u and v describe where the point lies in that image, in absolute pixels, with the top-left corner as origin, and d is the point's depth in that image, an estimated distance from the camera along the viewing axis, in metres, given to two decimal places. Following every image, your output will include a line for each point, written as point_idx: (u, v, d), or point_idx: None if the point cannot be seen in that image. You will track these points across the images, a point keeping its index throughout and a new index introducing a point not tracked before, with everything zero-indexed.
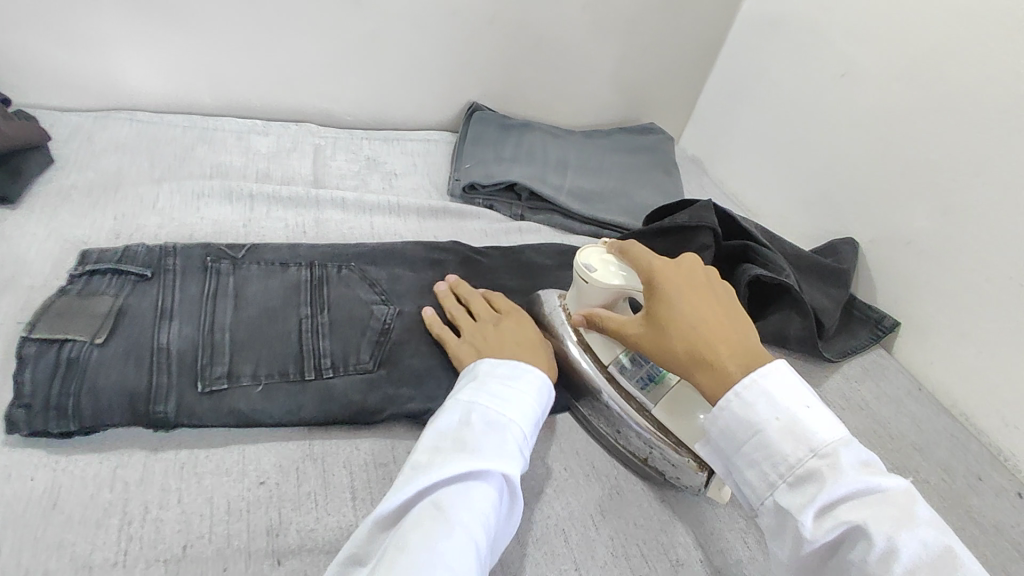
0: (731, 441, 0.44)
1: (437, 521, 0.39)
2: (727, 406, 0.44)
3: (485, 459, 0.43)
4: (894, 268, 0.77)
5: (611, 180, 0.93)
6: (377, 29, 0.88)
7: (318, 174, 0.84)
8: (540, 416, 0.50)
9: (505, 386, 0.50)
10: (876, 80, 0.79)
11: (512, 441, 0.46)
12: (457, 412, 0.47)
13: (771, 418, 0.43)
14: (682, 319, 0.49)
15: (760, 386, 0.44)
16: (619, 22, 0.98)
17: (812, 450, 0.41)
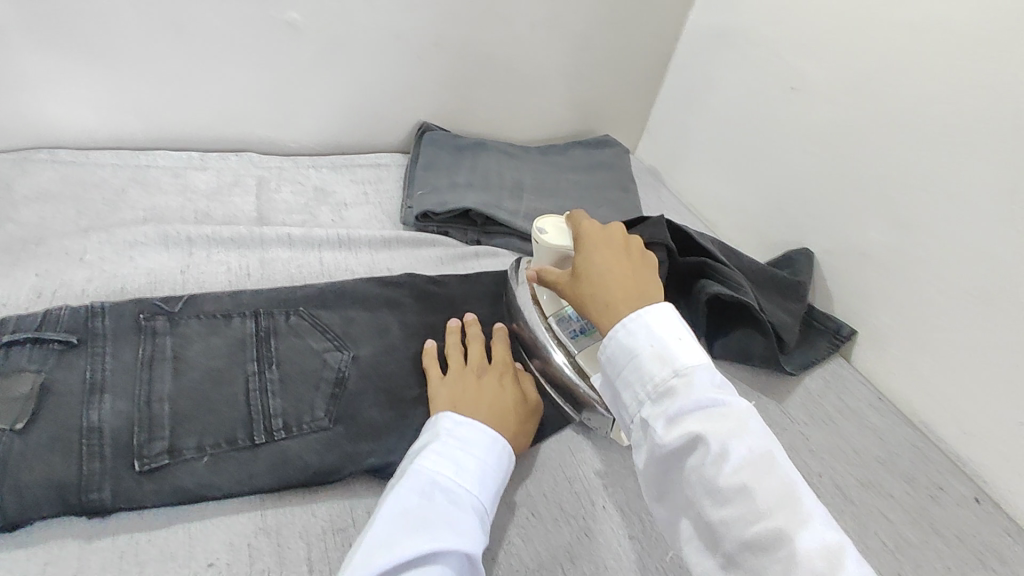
0: (612, 367, 0.48)
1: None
2: (613, 337, 0.48)
3: (449, 538, 0.44)
4: (848, 278, 0.78)
5: (567, 200, 0.92)
6: (319, 55, 0.85)
7: (262, 211, 0.81)
8: (498, 480, 0.51)
9: (463, 451, 0.51)
10: (822, 94, 0.80)
11: (473, 515, 0.47)
12: (415, 484, 0.47)
13: (646, 346, 0.47)
14: (592, 269, 0.54)
15: (641, 319, 0.48)
16: (568, 38, 0.97)
17: (675, 372, 0.45)
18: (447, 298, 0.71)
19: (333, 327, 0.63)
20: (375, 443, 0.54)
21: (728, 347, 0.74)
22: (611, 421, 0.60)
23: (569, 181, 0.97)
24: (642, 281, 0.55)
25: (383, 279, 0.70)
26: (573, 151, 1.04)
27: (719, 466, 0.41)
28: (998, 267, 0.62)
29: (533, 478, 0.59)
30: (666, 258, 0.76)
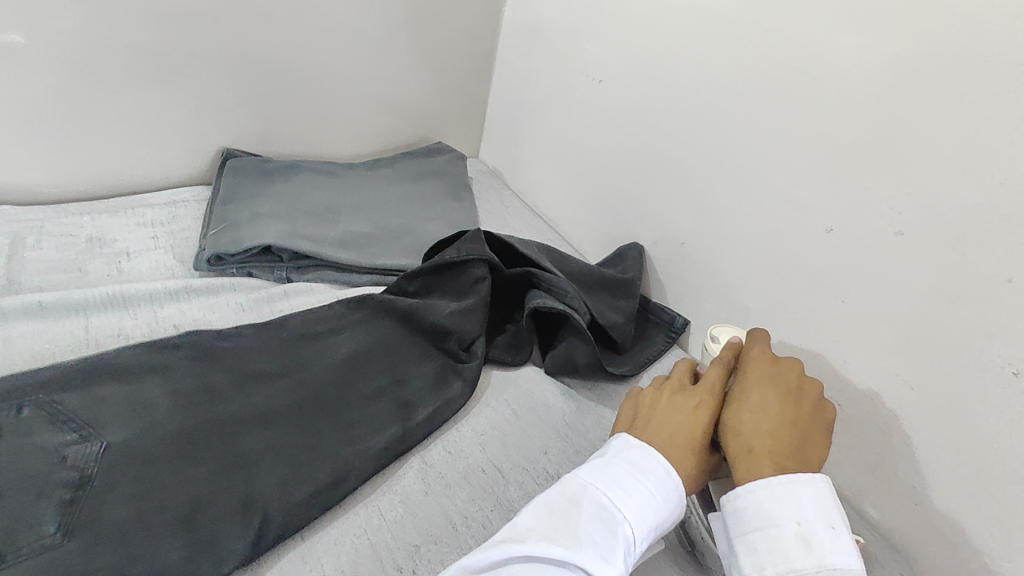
0: (741, 522, 0.44)
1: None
2: (754, 489, 0.44)
3: (583, 555, 0.40)
4: (676, 268, 0.78)
5: (395, 217, 0.86)
6: (70, 84, 0.73)
7: (13, 275, 0.68)
8: (667, 516, 0.45)
9: (629, 468, 0.46)
10: (625, 86, 0.79)
11: (622, 543, 0.42)
12: (574, 489, 0.44)
13: (791, 519, 0.43)
14: (747, 408, 0.50)
15: (790, 487, 0.44)
16: (374, 42, 0.91)
17: (820, 568, 0.41)
18: (240, 350, 0.62)
19: (80, 413, 0.52)
20: (118, 553, 0.44)
21: (552, 361, 0.69)
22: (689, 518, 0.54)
23: (398, 196, 0.91)
24: (801, 440, 0.48)
25: (156, 342, 0.60)
26: (403, 162, 0.98)
27: None
28: (792, 246, 0.63)
29: (335, 543, 0.50)
30: (489, 272, 0.71)
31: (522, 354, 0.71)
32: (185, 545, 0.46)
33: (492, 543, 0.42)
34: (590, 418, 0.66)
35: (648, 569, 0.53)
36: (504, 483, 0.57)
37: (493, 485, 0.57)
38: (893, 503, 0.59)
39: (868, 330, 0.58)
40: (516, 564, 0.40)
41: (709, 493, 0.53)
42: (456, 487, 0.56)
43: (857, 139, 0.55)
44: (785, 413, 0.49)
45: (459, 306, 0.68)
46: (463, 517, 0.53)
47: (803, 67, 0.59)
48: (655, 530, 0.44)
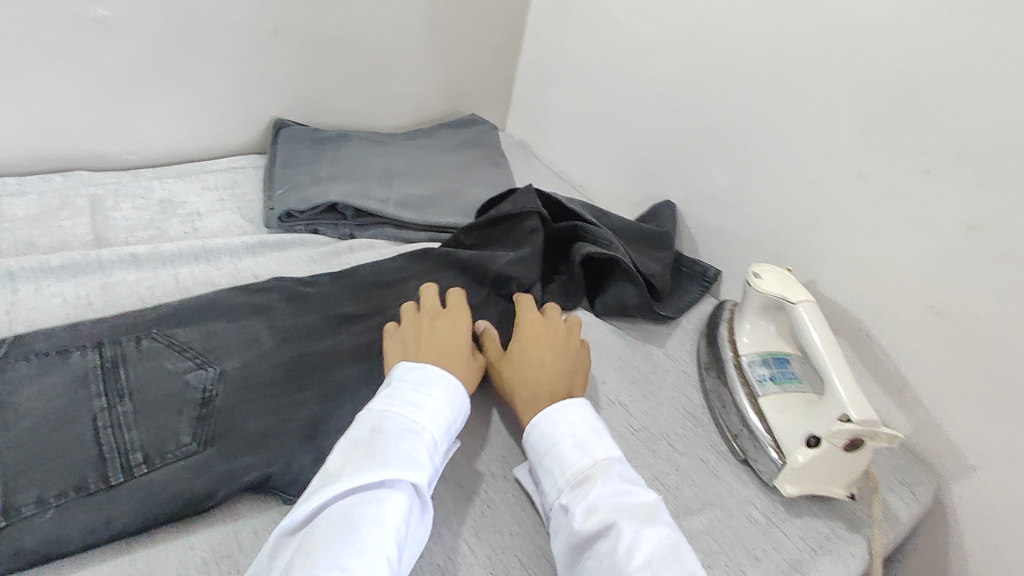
0: (535, 451, 0.52)
1: (350, 536, 0.41)
2: (538, 423, 0.53)
3: (392, 470, 0.45)
4: (708, 222, 0.84)
5: (441, 182, 0.92)
6: (142, 55, 0.78)
7: (99, 233, 0.73)
8: (453, 414, 0.53)
9: (412, 390, 0.51)
10: (661, 52, 0.84)
11: (423, 449, 0.48)
12: (369, 422, 0.49)
13: (566, 436, 0.52)
14: (524, 360, 0.59)
15: (564, 409, 0.53)
16: (416, 16, 0.95)
17: (594, 463, 0.50)
18: (320, 292, 0.67)
19: (194, 344, 0.57)
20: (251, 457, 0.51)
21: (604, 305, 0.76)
22: (741, 432, 0.62)
23: (440, 162, 0.96)
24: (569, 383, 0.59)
25: (245, 287, 0.65)
26: (441, 133, 1.03)
27: (628, 551, 0.44)
28: (825, 193, 0.69)
29: None
30: (541, 225, 0.77)
31: (575, 300, 0.76)
32: (318, 449, 0.53)
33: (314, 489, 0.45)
34: (641, 355, 0.72)
35: (706, 475, 0.60)
36: None
37: None
38: (917, 419, 0.66)
39: (893, 265, 0.65)
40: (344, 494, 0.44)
41: (758, 407, 0.62)
42: None
43: (889, 92, 0.62)
44: (559, 365, 0.59)
45: (517, 254, 0.74)
46: None
47: (839, 26, 0.64)
48: (450, 428, 0.52)
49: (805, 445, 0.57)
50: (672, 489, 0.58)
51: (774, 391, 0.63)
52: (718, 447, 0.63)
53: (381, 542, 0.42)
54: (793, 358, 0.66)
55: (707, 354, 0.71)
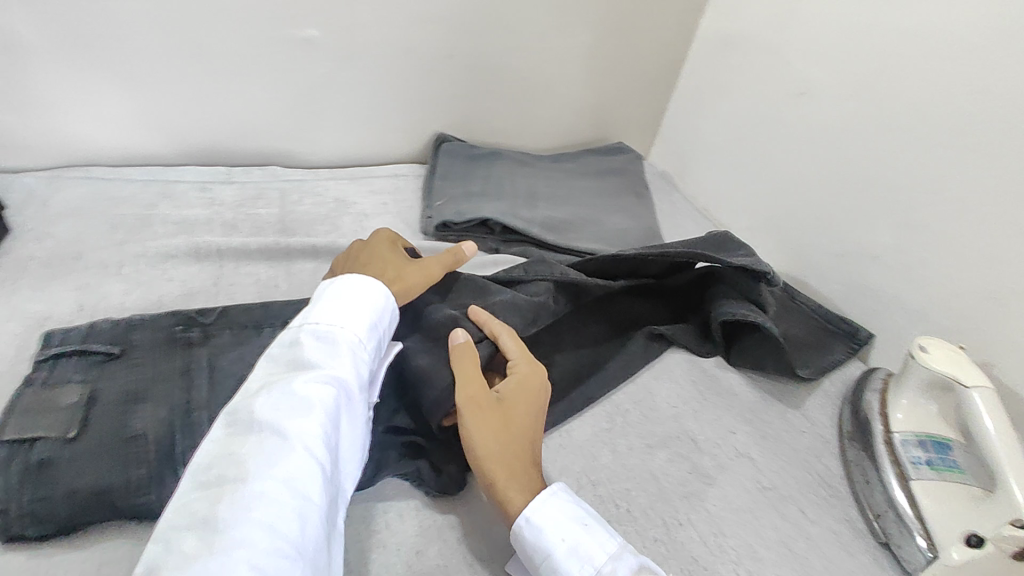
0: (529, 558, 0.50)
1: (275, 447, 0.43)
2: (522, 532, 0.50)
3: (316, 380, 0.48)
4: (865, 282, 0.79)
5: (584, 208, 0.94)
6: (339, 70, 0.87)
7: (287, 223, 0.83)
8: (378, 322, 0.56)
9: (334, 304, 0.54)
10: (833, 99, 0.81)
11: (344, 357, 0.51)
12: (290, 339, 0.51)
13: (555, 543, 0.48)
14: (519, 428, 0.55)
15: (542, 514, 0.50)
16: (580, 48, 0.99)
17: (595, 569, 0.47)
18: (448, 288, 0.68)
19: None
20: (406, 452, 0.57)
21: (741, 359, 0.73)
22: (887, 511, 0.58)
23: (584, 188, 0.99)
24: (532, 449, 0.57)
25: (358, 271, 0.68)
26: (587, 158, 1.06)
27: None
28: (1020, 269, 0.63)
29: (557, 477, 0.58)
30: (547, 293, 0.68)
31: (709, 345, 0.74)
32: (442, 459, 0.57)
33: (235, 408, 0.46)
34: (776, 411, 0.70)
35: (838, 550, 0.57)
36: (699, 451, 0.63)
37: (689, 451, 0.63)
38: None
39: None
40: (265, 409, 0.45)
41: (911, 490, 0.58)
42: (657, 448, 0.63)
43: None
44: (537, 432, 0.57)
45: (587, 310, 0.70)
46: (666, 474, 0.60)
47: None
48: (376, 331, 0.55)
49: (963, 543, 0.53)
50: (800, 557, 0.56)
51: (930, 476, 0.59)
52: (855, 522, 0.60)
53: (309, 446, 0.44)
54: (955, 445, 0.61)
55: (850, 422, 0.67)
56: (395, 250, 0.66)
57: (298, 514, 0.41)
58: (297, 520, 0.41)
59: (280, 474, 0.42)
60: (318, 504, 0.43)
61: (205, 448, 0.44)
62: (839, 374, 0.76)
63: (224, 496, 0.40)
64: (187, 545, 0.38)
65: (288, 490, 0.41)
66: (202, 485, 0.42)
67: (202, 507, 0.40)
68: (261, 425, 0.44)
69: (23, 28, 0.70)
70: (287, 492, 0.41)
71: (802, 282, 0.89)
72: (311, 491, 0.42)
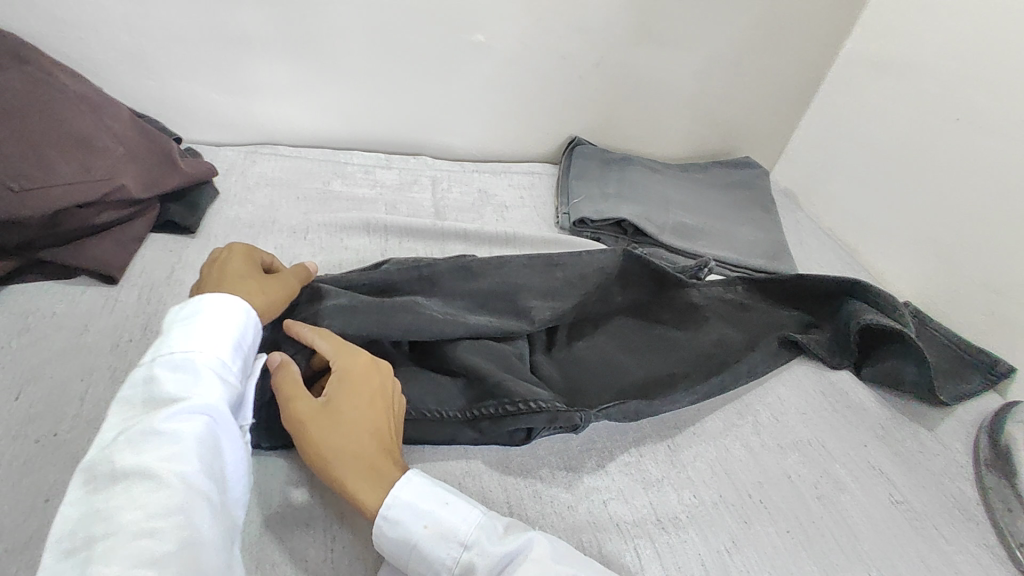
0: (395, 554, 0.49)
1: (143, 492, 0.40)
2: (382, 533, 0.48)
3: (184, 411, 0.45)
4: (1010, 313, 0.78)
5: (712, 217, 0.97)
6: (498, 73, 0.95)
7: (439, 208, 0.92)
8: (243, 338, 0.52)
9: (188, 327, 0.50)
10: (994, 126, 0.80)
11: (205, 381, 0.47)
12: (142, 374, 0.47)
13: (420, 528, 0.48)
14: (349, 425, 0.51)
15: (396, 506, 0.49)
16: (723, 62, 1.02)
17: (462, 544, 0.48)
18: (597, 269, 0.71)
19: None
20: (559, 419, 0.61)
21: (875, 374, 0.74)
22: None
23: (711, 198, 1.01)
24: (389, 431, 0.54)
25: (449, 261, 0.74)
26: (714, 169, 1.08)
27: None
28: None
29: (693, 462, 0.62)
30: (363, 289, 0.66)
31: (842, 359, 0.75)
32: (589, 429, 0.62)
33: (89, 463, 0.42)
34: (909, 431, 0.70)
35: (978, 571, 0.58)
36: (831, 459, 0.65)
37: (820, 457, 0.65)
38: None
39: None
40: (125, 456, 0.42)
41: None
42: (788, 450, 0.65)
43: None
44: (386, 413, 0.54)
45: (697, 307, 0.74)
46: (799, 474, 0.63)
47: None
48: (240, 348, 0.52)
49: None
50: (937, 572, 0.57)
51: None
52: (993, 548, 0.60)
53: (184, 482, 0.42)
54: None
55: (990, 451, 0.67)
56: (251, 267, 0.60)
57: (189, 553, 0.40)
58: (188, 560, 0.39)
59: (155, 518, 0.40)
60: (208, 539, 0.41)
61: (63, 514, 0.41)
62: (973, 404, 0.75)
63: (96, 555, 0.38)
64: None
65: (172, 531, 0.40)
66: (69, 554, 0.38)
67: None
68: (124, 472, 0.41)
69: (250, 23, 0.82)
70: (165, 534, 0.39)
71: (937, 309, 0.88)
72: (199, 528, 0.41)
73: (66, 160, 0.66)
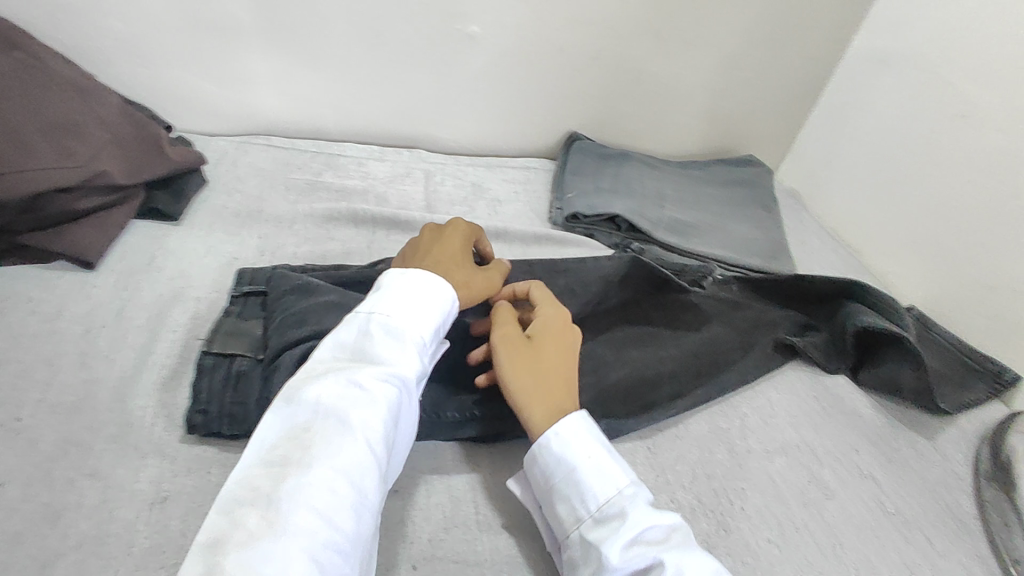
0: (546, 474, 0.51)
1: (336, 437, 0.42)
2: (545, 448, 0.51)
3: (382, 373, 0.47)
4: (1018, 319, 0.74)
5: (710, 215, 0.94)
6: (491, 64, 0.93)
7: (430, 201, 0.90)
8: (442, 323, 0.54)
9: (401, 298, 0.53)
10: (1002, 123, 0.77)
11: (407, 354, 0.49)
12: (356, 327, 0.50)
13: (583, 460, 0.50)
14: (543, 367, 0.55)
15: (569, 431, 0.51)
16: (724, 57, 0.99)
17: (615, 490, 0.49)
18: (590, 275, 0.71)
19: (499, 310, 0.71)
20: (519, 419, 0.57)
21: (871, 379, 0.71)
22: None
23: (711, 196, 0.99)
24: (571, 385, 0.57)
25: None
26: (715, 167, 1.06)
27: None
28: None
29: (671, 464, 0.60)
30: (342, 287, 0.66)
31: (838, 363, 0.73)
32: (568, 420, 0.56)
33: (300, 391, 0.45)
34: (905, 440, 0.67)
35: None
36: (819, 465, 0.62)
37: (808, 462, 0.62)
38: None
39: None
40: (332, 396, 0.44)
41: None
42: (775, 454, 0.63)
43: None
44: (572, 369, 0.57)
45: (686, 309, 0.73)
46: (784, 481, 0.60)
47: None
48: (437, 334, 0.54)
49: None
50: None
51: None
52: (988, 565, 0.57)
53: (370, 441, 0.43)
54: None
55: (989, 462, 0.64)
56: (462, 245, 0.62)
57: (356, 509, 0.40)
58: (350, 515, 0.40)
59: (338, 465, 0.41)
60: (371, 501, 0.42)
61: (268, 429, 0.43)
62: (977, 414, 0.71)
63: (291, 476, 0.39)
64: (250, 522, 0.37)
65: (349, 483, 0.41)
66: (267, 465, 0.41)
67: (265, 487, 0.39)
68: (326, 412, 0.43)
69: (238, 12, 0.82)
70: (345, 483, 0.40)
71: (943, 314, 0.84)
72: (368, 488, 0.41)
73: (48, 143, 0.65)
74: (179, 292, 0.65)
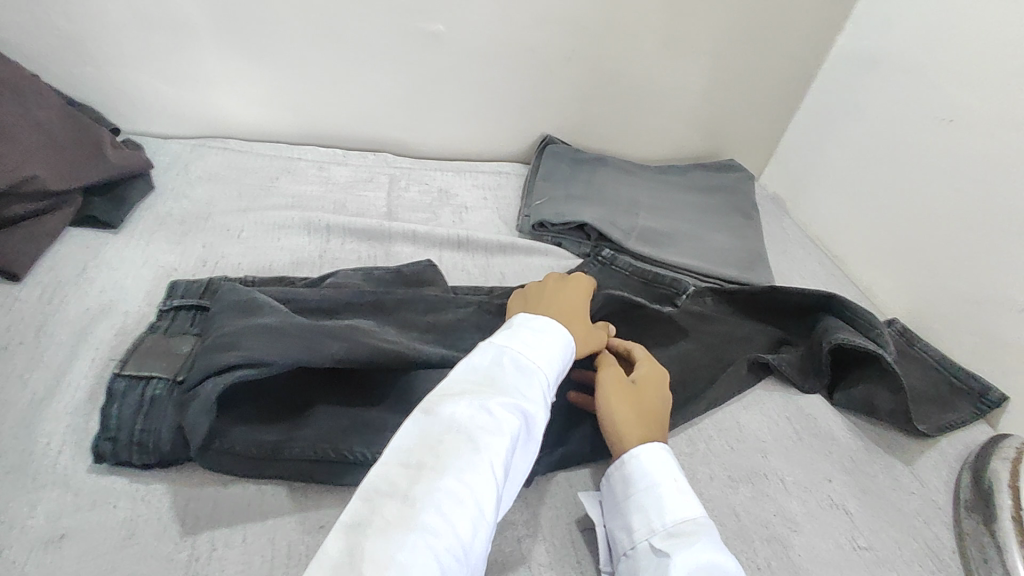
0: (627, 486, 0.51)
1: (468, 452, 0.41)
2: (635, 459, 0.52)
3: (511, 401, 0.45)
4: (1004, 336, 0.70)
5: (686, 224, 0.91)
6: (458, 65, 0.89)
7: (392, 208, 0.86)
8: (563, 366, 0.53)
9: (533, 335, 0.52)
10: (988, 130, 0.73)
11: (538, 390, 0.48)
12: (489, 353, 0.49)
13: (671, 480, 0.50)
14: (640, 403, 0.56)
15: (660, 452, 0.52)
16: (702, 58, 0.95)
17: (695, 517, 0.48)
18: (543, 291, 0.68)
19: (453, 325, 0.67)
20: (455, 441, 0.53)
21: (847, 398, 0.67)
22: None
23: (687, 203, 0.95)
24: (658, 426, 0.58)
25: (405, 273, 0.70)
26: (694, 172, 1.02)
27: None
28: None
29: None
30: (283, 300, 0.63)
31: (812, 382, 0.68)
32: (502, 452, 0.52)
33: (437, 402, 0.44)
34: (880, 466, 0.63)
35: None
36: (787, 495, 0.58)
37: (774, 492, 0.58)
38: None
39: None
40: (467, 412, 0.43)
41: None
42: (740, 483, 0.59)
43: None
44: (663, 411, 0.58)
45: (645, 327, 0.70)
46: (747, 513, 0.56)
47: None
48: (558, 376, 0.52)
49: None
50: None
51: None
52: None
53: (495, 465, 0.41)
54: None
55: (970, 492, 0.60)
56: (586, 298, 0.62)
57: (476, 532, 0.39)
58: (471, 534, 0.38)
59: (469, 481, 0.40)
60: (488, 527, 0.40)
61: (404, 432, 0.42)
62: (960, 436, 0.67)
63: (427, 480, 0.39)
64: (387, 513, 0.37)
65: (474, 503, 0.39)
66: (403, 463, 0.40)
67: (402, 484, 0.38)
68: (461, 428, 0.42)
69: (188, 10, 0.78)
70: (473, 501, 0.39)
71: (927, 329, 0.80)
72: (488, 512, 0.40)
73: None
74: (109, 306, 0.61)
